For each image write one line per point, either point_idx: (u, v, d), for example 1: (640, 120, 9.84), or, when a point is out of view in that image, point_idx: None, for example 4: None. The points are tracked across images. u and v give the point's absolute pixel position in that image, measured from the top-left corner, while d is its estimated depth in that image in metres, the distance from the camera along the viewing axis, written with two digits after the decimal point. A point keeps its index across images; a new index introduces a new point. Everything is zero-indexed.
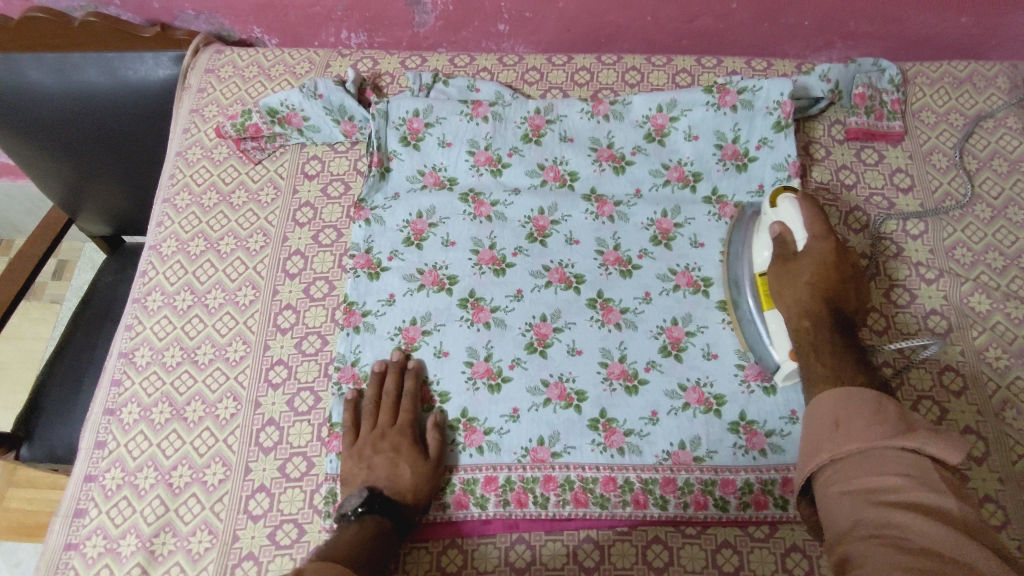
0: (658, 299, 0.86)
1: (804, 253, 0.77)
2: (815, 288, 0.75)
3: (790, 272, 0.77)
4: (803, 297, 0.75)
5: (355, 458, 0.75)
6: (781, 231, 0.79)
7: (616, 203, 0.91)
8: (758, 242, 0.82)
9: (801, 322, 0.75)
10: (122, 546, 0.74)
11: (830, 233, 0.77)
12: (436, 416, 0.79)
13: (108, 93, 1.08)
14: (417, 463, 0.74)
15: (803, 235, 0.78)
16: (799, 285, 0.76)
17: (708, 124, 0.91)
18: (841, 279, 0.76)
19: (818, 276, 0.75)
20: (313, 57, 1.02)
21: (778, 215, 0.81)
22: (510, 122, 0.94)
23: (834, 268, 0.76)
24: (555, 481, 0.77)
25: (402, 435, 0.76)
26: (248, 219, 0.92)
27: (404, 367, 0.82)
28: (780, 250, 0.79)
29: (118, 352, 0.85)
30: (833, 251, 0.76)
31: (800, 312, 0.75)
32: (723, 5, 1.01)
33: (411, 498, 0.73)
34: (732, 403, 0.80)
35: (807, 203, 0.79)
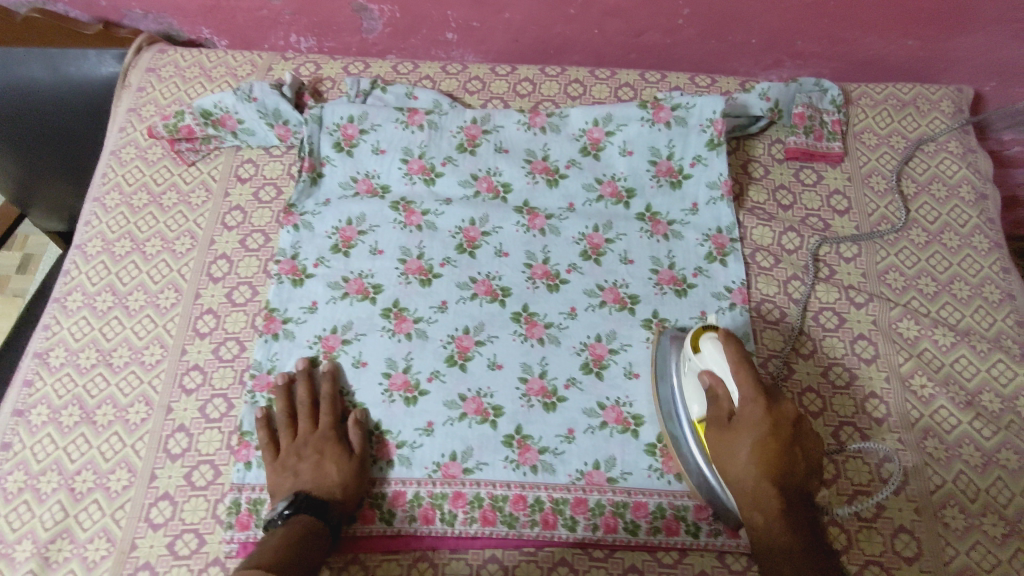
0: (584, 315, 0.85)
1: (739, 421, 0.70)
2: (755, 465, 0.68)
3: (727, 443, 0.70)
4: (748, 475, 0.68)
5: (278, 467, 0.74)
6: (710, 383, 0.72)
7: (548, 216, 0.90)
8: (689, 392, 0.75)
9: (753, 514, 0.68)
10: (16, 551, 0.72)
11: (759, 389, 0.69)
12: (356, 413, 0.78)
13: (52, 89, 1.08)
14: (342, 460, 0.74)
15: (734, 388, 0.70)
16: (741, 457, 0.69)
17: (643, 140, 0.91)
18: (783, 449, 0.68)
19: (759, 447, 0.68)
20: (256, 60, 1.02)
21: (705, 362, 0.73)
22: (446, 131, 0.93)
23: (773, 435, 0.68)
24: (463, 498, 0.75)
25: (323, 438, 0.75)
26: (176, 221, 0.91)
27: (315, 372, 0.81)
28: (714, 411, 0.72)
29: (33, 352, 0.84)
30: (766, 412, 0.69)
31: (750, 502, 0.68)
32: (670, 20, 1.00)
33: (342, 496, 0.73)
34: (650, 424, 0.79)
35: (729, 342, 0.71)
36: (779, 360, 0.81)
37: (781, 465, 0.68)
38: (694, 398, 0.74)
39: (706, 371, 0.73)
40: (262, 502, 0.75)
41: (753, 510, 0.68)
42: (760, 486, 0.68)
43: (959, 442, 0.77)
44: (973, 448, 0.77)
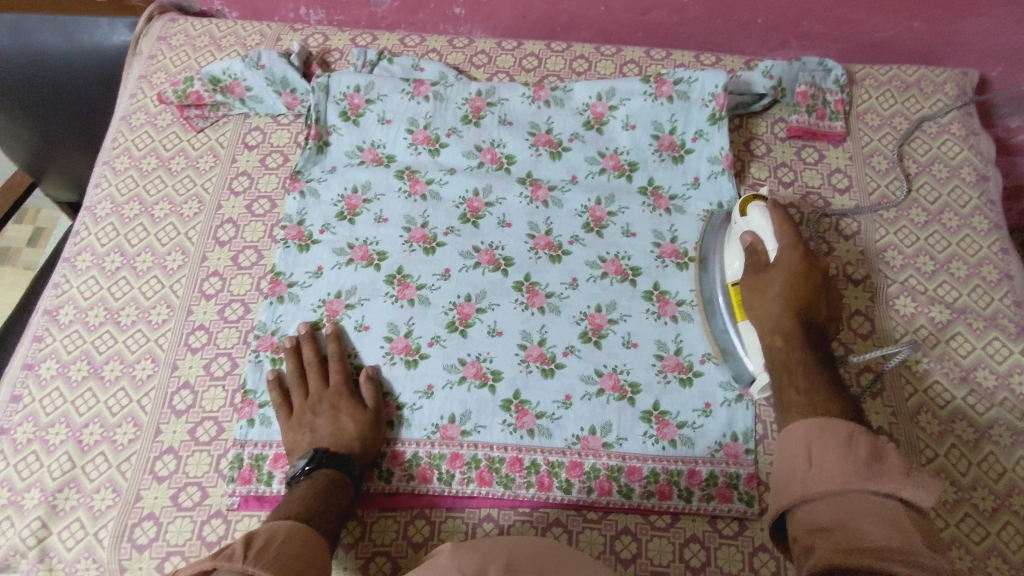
0: (584, 285, 0.86)
1: (776, 266, 0.76)
2: (788, 300, 0.73)
3: (759, 281, 0.76)
4: (773, 308, 0.74)
5: (295, 425, 0.77)
6: (752, 241, 0.78)
7: (550, 188, 0.91)
8: (730, 253, 0.81)
9: (775, 339, 0.73)
10: (25, 499, 0.75)
11: (799, 241, 0.76)
12: (368, 368, 0.80)
13: (64, 56, 1.10)
14: (356, 413, 0.76)
15: (773, 244, 0.76)
16: (771, 297, 0.74)
17: (646, 115, 0.92)
18: (812, 289, 0.75)
19: (791, 286, 0.74)
20: (265, 30, 1.03)
21: (748, 224, 0.79)
22: (451, 103, 0.94)
23: (804, 278, 0.74)
24: (461, 459, 0.76)
25: (337, 393, 0.78)
26: (184, 186, 0.93)
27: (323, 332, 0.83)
28: (752, 262, 0.77)
29: (43, 310, 0.86)
30: (802, 260, 0.75)
31: (773, 330, 0.74)
32: None
33: (359, 447, 0.74)
34: (647, 392, 0.80)
35: (776, 210, 0.78)
36: None
37: (806, 302, 0.74)
38: (733, 257, 0.81)
39: (749, 231, 0.79)
40: (265, 457, 0.76)
41: (777, 339, 0.73)
42: (783, 320, 0.73)
43: (952, 417, 0.78)
44: (965, 423, 0.77)
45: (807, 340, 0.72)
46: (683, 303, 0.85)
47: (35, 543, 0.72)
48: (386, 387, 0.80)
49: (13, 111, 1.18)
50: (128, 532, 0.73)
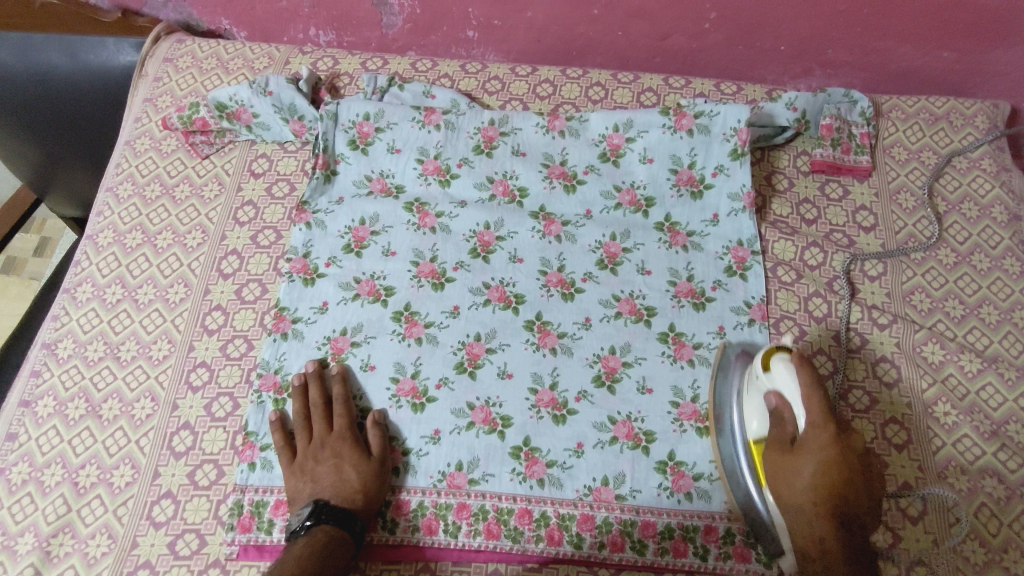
0: (598, 326, 0.83)
1: (802, 445, 0.67)
2: (817, 487, 0.65)
3: (786, 464, 0.68)
4: (802, 508, 0.66)
5: (297, 473, 0.74)
6: (776, 404, 0.70)
7: (564, 222, 0.88)
8: (749, 409, 0.73)
9: (805, 522, 0.66)
10: (18, 544, 0.72)
11: (828, 418, 0.67)
12: (374, 413, 0.77)
13: (71, 77, 1.08)
14: (360, 464, 0.73)
15: (802, 412, 0.68)
16: (798, 485, 0.67)
17: (664, 148, 0.88)
18: (851, 475, 0.65)
19: (822, 472, 0.65)
20: (273, 53, 1.01)
21: (773, 380, 0.71)
22: (463, 132, 0.91)
23: (837, 465, 0.65)
24: (468, 509, 0.74)
25: (341, 440, 0.75)
26: (188, 215, 0.90)
27: (329, 372, 0.80)
28: (777, 433, 0.69)
29: (42, 343, 0.84)
30: (834, 438, 0.66)
31: (804, 534, 0.66)
32: (696, 24, 0.98)
33: (362, 501, 0.72)
34: (662, 442, 0.77)
35: (805, 370, 0.69)
36: None
37: (842, 486, 0.65)
38: (755, 415, 0.72)
39: (774, 391, 0.71)
40: (265, 505, 0.74)
41: (810, 544, 0.65)
42: (817, 521, 0.65)
43: (983, 473, 0.74)
44: (997, 481, 0.74)
45: (838, 527, 0.64)
46: (700, 347, 0.82)
47: None
48: (392, 434, 0.78)
49: (18, 129, 1.16)
50: None
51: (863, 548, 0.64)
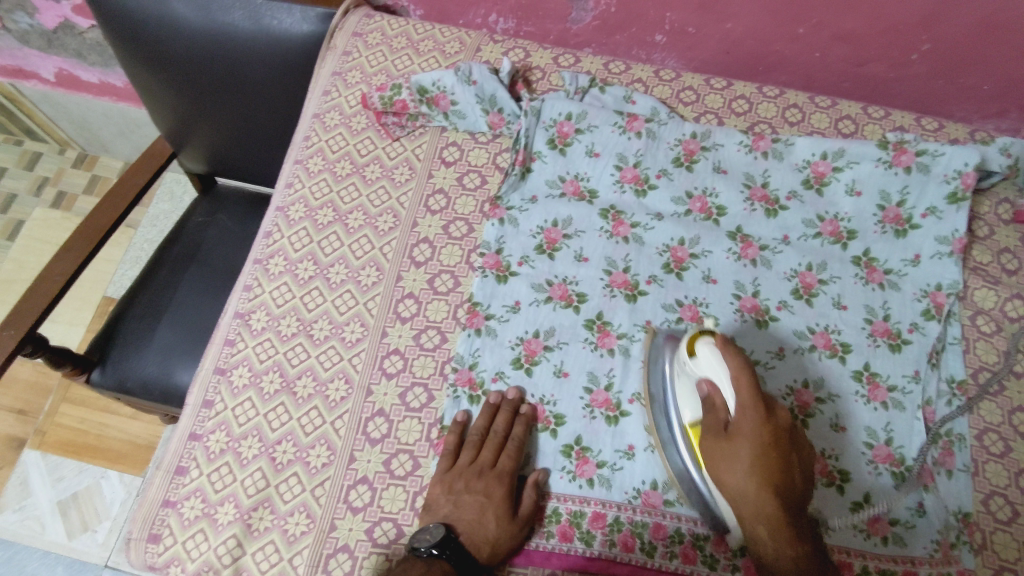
0: (791, 356, 0.81)
1: (737, 430, 0.67)
2: (759, 475, 0.65)
3: (726, 450, 0.67)
4: (749, 479, 0.65)
5: (444, 487, 0.72)
6: (709, 391, 0.70)
7: (762, 247, 0.86)
8: (684, 396, 0.73)
9: (755, 524, 0.65)
10: (219, 513, 0.73)
11: (758, 400, 0.66)
12: (537, 473, 0.74)
13: (250, 40, 1.01)
14: (503, 519, 0.70)
15: (733, 395, 0.68)
16: (742, 467, 0.66)
17: (874, 181, 0.87)
18: (787, 449, 0.66)
19: (761, 453, 0.65)
20: (464, 38, 1.02)
21: (703, 367, 0.71)
22: (663, 142, 0.90)
23: (772, 444, 0.65)
24: (664, 530, 0.73)
25: (498, 482, 0.72)
26: (380, 198, 0.90)
27: (517, 410, 0.77)
28: (711, 419, 0.70)
29: (234, 311, 0.84)
30: (767, 423, 0.65)
31: (754, 511, 0.65)
32: (903, 54, 0.95)
33: (486, 554, 0.69)
34: (858, 481, 0.75)
35: (728, 350, 0.68)
36: (996, 435, 0.79)
37: (782, 476, 0.64)
38: (687, 395, 0.73)
39: (703, 377, 0.71)
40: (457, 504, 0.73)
41: (758, 522, 0.65)
42: (763, 500, 0.64)
43: None
44: None
45: (781, 495, 0.64)
46: (894, 389, 0.80)
47: (230, 562, 0.71)
48: (543, 502, 0.74)
49: (179, 85, 1.09)
50: (322, 564, 0.71)
51: (802, 516, 0.65)
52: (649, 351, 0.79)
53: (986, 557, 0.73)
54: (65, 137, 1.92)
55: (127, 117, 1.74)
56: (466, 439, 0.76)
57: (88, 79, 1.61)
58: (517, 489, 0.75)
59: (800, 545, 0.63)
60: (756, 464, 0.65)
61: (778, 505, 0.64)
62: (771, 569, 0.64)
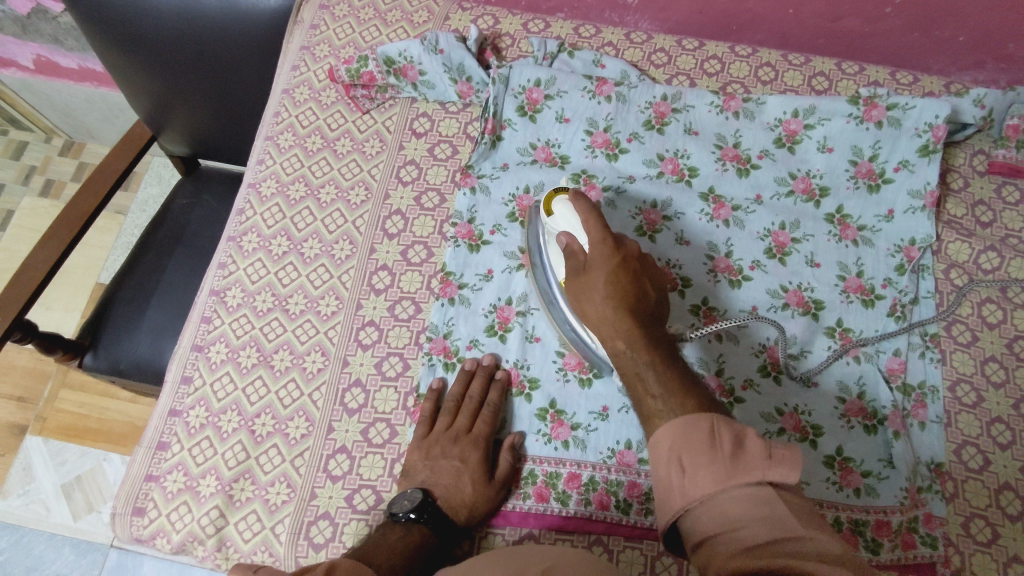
0: (765, 315, 0.81)
1: (592, 264, 0.69)
2: (613, 297, 0.66)
3: (583, 284, 0.68)
4: (606, 305, 0.66)
5: (422, 453, 0.73)
6: (567, 242, 0.71)
7: (734, 207, 0.86)
8: (554, 257, 0.75)
9: (619, 346, 0.64)
10: (201, 485, 0.75)
11: (608, 232, 0.68)
12: (513, 436, 0.75)
13: (219, 19, 0.99)
14: (480, 483, 0.71)
15: (587, 239, 0.70)
16: (597, 295, 0.67)
17: (847, 137, 0.87)
18: (636, 276, 0.68)
19: (613, 278, 0.67)
20: (433, 7, 1.01)
21: (558, 222, 0.73)
22: (634, 105, 0.90)
23: (623, 270, 0.68)
24: (639, 488, 0.73)
25: (473, 447, 0.73)
26: (351, 170, 0.91)
27: (492, 375, 0.78)
28: (570, 264, 0.71)
29: (210, 289, 0.85)
30: (615, 253, 0.68)
31: (615, 334, 0.65)
32: (876, 8, 0.93)
33: (464, 517, 0.70)
34: (830, 435, 0.76)
35: (579, 200, 0.70)
36: (969, 386, 0.79)
37: (634, 300, 0.66)
38: (558, 254, 0.75)
39: (562, 231, 0.72)
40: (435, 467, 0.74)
41: (617, 342, 0.65)
42: (621, 335, 0.64)
43: None
44: None
45: (640, 319, 0.65)
46: (867, 344, 0.80)
47: (213, 532, 0.72)
48: (519, 464, 0.75)
49: (151, 67, 1.08)
50: (304, 531, 0.72)
51: (659, 332, 0.66)
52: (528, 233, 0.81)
53: (958, 505, 0.73)
54: (50, 125, 1.92)
55: (108, 102, 1.73)
56: (443, 405, 0.76)
57: (67, 64, 1.60)
58: (494, 453, 0.76)
59: (662, 365, 0.61)
60: (612, 292, 0.66)
61: (634, 325, 0.65)
62: (639, 401, 0.60)
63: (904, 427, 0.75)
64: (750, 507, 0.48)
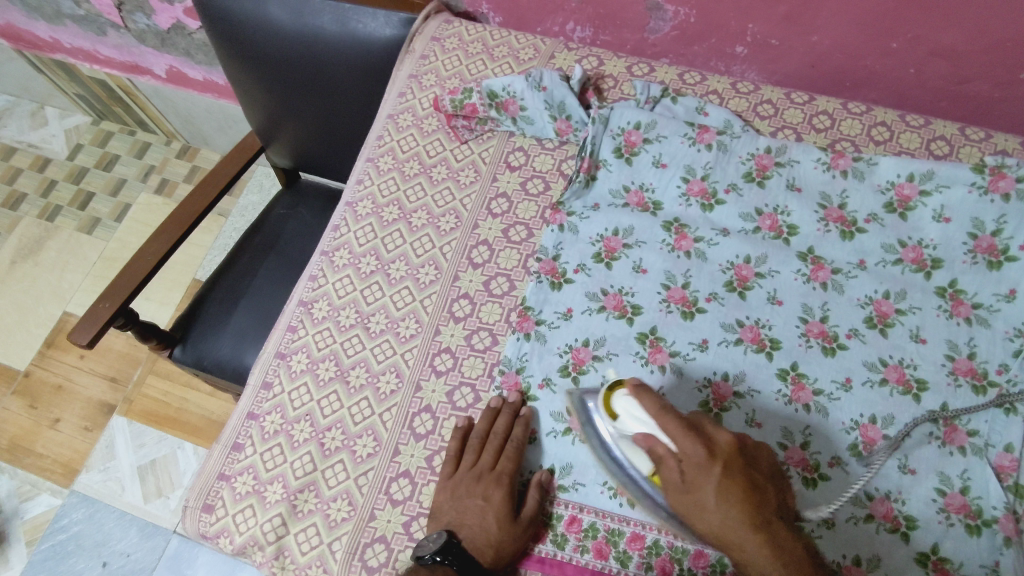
0: (859, 389, 0.76)
1: (693, 480, 0.61)
2: (732, 508, 0.59)
3: (694, 505, 0.61)
4: (732, 507, 0.59)
5: (447, 493, 0.72)
6: (648, 445, 0.63)
7: (834, 270, 0.81)
8: (619, 440, 0.68)
9: (742, 543, 0.59)
10: (268, 491, 0.76)
11: (692, 432, 0.61)
12: (539, 474, 0.73)
13: (337, 44, 1.04)
14: (504, 521, 0.69)
15: (669, 438, 0.62)
16: (711, 504, 0.60)
17: (966, 207, 0.81)
18: (740, 460, 0.61)
19: (725, 492, 0.60)
20: (539, 46, 1.03)
21: (628, 422, 0.65)
22: (735, 156, 0.88)
23: (732, 478, 0.60)
24: (705, 558, 0.68)
25: (496, 486, 0.72)
26: (444, 197, 0.93)
27: (518, 412, 0.77)
28: (667, 474, 0.62)
29: (299, 300, 0.88)
30: (720, 454, 0.61)
31: (741, 540, 0.59)
32: (1011, 73, 0.87)
33: (490, 558, 0.68)
34: (926, 531, 0.69)
35: (645, 396, 0.63)
36: None
37: (752, 502, 0.60)
38: (632, 450, 0.67)
39: (635, 433, 0.64)
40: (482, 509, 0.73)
41: (747, 547, 0.59)
42: (741, 527, 0.59)
43: None
44: None
45: (757, 518, 0.59)
46: (976, 435, 0.73)
47: (274, 540, 0.74)
48: (548, 504, 0.73)
49: (269, 84, 1.14)
50: (360, 551, 0.72)
51: (770, 502, 0.61)
52: (576, 408, 0.75)
53: None
54: (172, 129, 2.07)
55: (226, 113, 1.85)
56: (468, 441, 0.76)
57: (195, 76, 1.73)
58: (520, 491, 0.74)
59: (778, 539, 0.59)
60: (738, 503, 0.59)
61: (755, 521, 0.59)
62: (742, 567, 0.60)
63: (1017, 534, 0.68)
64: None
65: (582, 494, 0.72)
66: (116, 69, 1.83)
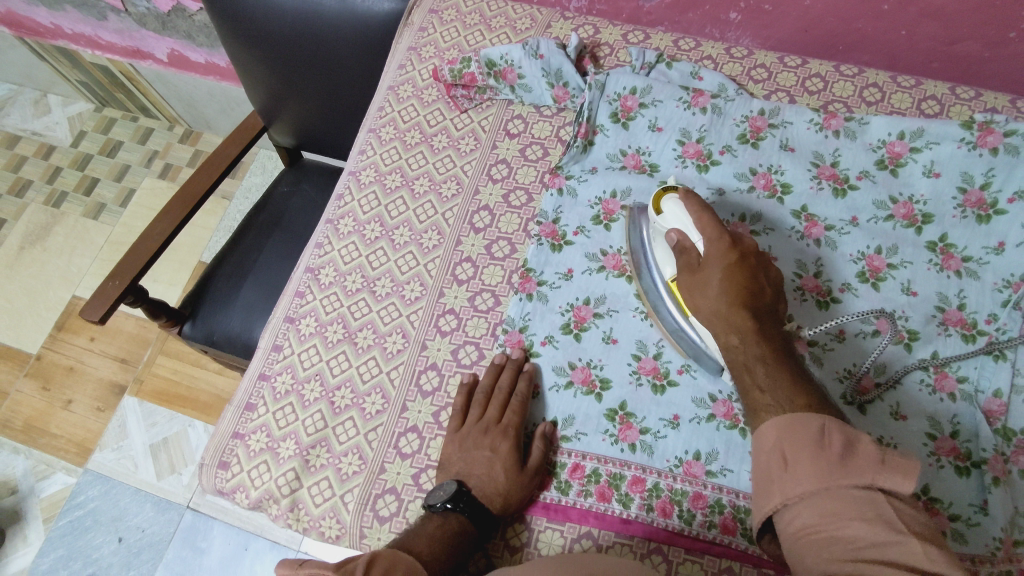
0: (852, 340, 0.78)
1: (706, 260, 0.71)
2: (727, 295, 0.68)
3: (699, 281, 0.71)
4: (728, 271, 0.69)
5: (455, 446, 0.75)
6: (677, 240, 0.73)
7: (828, 227, 0.83)
8: (660, 254, 0.77)
9: (729, 340, 0.68)
10: (281, 448, 0.79)
11: (721, 228, 0.71)
12: (544, 426, 0.76)
13: (337, 18, 1.06)
14: (511, 470, 0.71)
15: (699, 236, 0.71)
16: (714, 294, 0.69)
17: (956, 163, 0.83)
18: (754, 275, 0.69)
19: (727, 278, 0.69)
20: (536, 16, 1.05)
21: (670, 220, 0.74)
22: (729, 118, 0.90)
23: (739, 267, 0.69)
24: (704, 500, 0.71)
25: (503, 437, 0.74)
26: (445, 165, 0.95)
27: (521, 368, 0.79)
28: (683, 261, 0.73)
29: (306, 267, 0.91)
30: (732, 249, 0.70)
31: (726, 327, 0.68)
32: (1000, 32, 0.89)
33: (499, 505, 0.70)
34: (916, 473, 0.72)
35: (688, 198, 0.73)
36: None
37: (752, 290, 0.68)
38: (664, 250, 0.77)
39: (671, 229, 0.74)
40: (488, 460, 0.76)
41: (737, 349, 0.67)
42: (735, 318, 0.68)
43: None
44: None
45: (757, 315, 0.68)
46: (965, 382, 0.75)
47: (288, 493, 0.77)
48: (553, 453, 0.76)
49: (271, 61, 1.16)
50: (371, 502, 0.75)
51: (775, 330, 0.68)
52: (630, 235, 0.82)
53: None
54: (174, 114, 2.09)
55: (227, 96, 1.87)
56: (473, 397, 0.78)
57: (196, 59, 1.75)
58: (525, 442, 0.76)
59: (772, 358, 0.65)
60: (730, 290, 0.68)
61: (749, 329, 0.67)
62: (746, 391, 0.65)
63: (1005, 473, 0.70)
64: (812, 450, 0.56)
65: (584, 443, 0.75)
66: (118, 54, 1.84)
